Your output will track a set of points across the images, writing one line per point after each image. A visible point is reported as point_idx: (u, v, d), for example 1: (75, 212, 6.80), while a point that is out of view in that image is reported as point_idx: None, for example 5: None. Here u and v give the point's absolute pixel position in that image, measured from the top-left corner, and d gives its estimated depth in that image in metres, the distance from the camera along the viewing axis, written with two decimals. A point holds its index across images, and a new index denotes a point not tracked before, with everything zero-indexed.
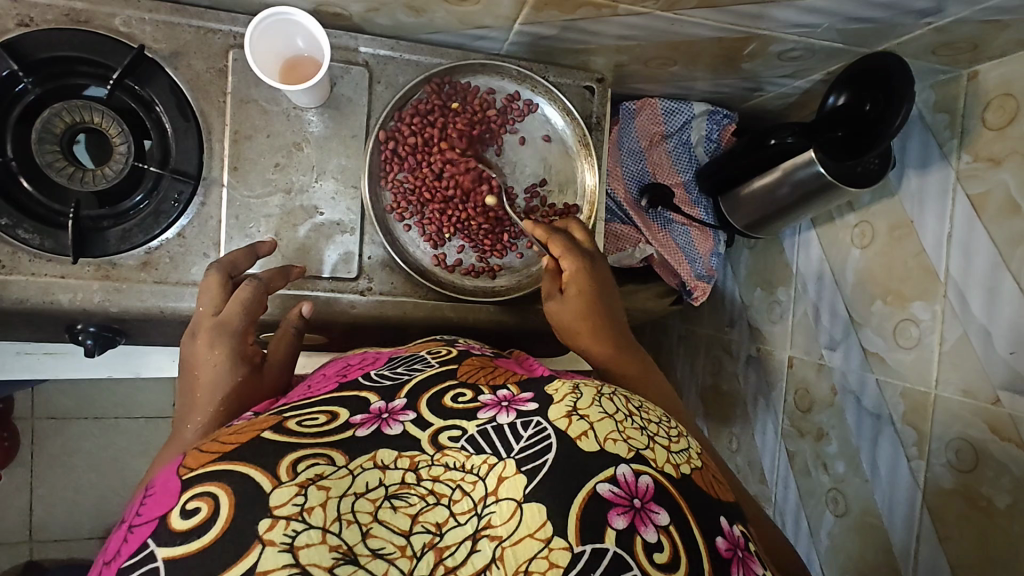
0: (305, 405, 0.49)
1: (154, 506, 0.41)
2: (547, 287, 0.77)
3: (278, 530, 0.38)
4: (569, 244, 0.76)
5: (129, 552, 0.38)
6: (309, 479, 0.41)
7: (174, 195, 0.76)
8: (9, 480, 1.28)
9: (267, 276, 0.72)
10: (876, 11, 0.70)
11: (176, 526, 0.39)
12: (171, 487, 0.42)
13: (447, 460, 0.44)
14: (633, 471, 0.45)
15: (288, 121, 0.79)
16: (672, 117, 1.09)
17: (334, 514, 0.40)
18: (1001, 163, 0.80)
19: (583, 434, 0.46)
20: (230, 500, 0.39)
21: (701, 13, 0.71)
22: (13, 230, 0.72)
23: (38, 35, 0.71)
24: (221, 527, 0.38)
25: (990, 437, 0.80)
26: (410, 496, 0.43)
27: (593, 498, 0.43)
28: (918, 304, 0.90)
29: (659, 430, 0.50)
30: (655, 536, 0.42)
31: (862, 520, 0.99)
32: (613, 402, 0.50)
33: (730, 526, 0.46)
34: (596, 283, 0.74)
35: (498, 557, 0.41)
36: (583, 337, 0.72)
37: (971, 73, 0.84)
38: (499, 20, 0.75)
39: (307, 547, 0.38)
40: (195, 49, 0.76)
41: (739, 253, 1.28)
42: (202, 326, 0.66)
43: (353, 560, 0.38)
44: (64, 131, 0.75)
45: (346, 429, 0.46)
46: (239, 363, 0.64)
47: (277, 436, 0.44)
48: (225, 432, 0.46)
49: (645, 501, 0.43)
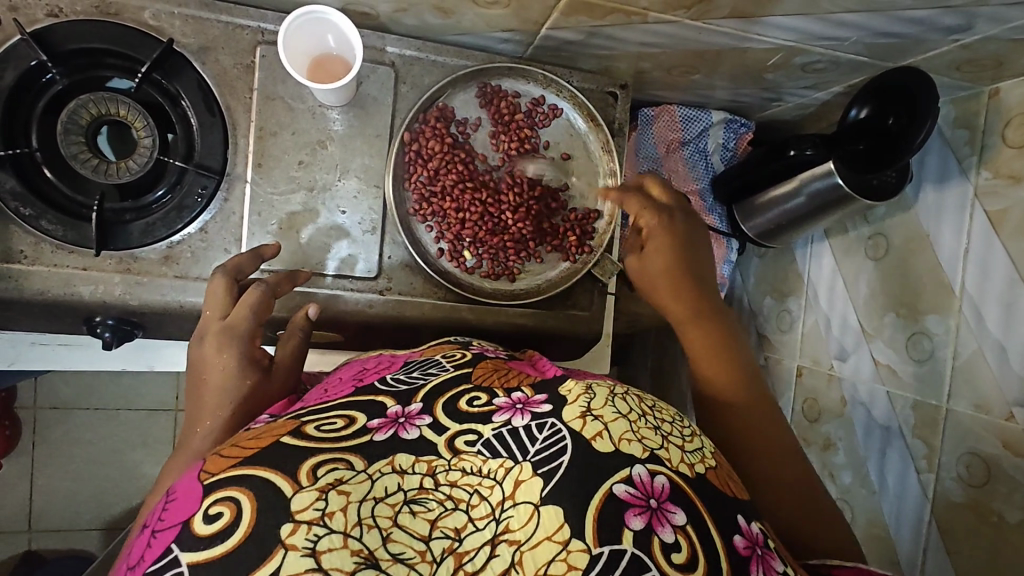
0: (325, 409, 0.49)
1: (176, 511, 0.40)
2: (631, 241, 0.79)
3: (300, 535, 0.38)
4: (646, 200, 0.76)
5: (154, 557, 0.38)
6: (329, 483, 0.41)
7: (197, 189, 0.76)
8: (11, 469, 1.28)
9: (273, 281, 0.72)
10: (906, 26, 0.70)
11: (200, 530, 0.38)
12: (193, 491, 0.41)
13: (464, 465, 0.44)
14: (648, 471, 0.45)
15: (313, 119, 0.79)
16: (690, 124, 1.09)
17: (354, 518, 0.39)
18: (1022, 180, 0.80)
19: (598, 434, 0.46)
20: (253, 504, 0.39)
21: (731, 23, 0.71)
22: (36, 220, 0.72)
23: (68, 27, 0.71)
24: (244, 532, 0.38)
25: (1003, 453, 0.81)
26: (428, 501, 0.42)
27: (610, 498, 0.43)
28: (932, 318, 0.90)
29: (673, 429, 0.50)
30: (672, 536, 0.42)
31: (868, 531, 0.99)
32: (626, 402, 0.50)
33: (748, 525, 0.46)
34: (681, 241, 0.74)
35: (517, 562, 0.40)
36: (665, 295, 0.73)
37: (993, 90, 0.84)
38: (527, 24, 0.76)
39: (329, 552, 0.37)
40: (223, 45, 0.76)
41: (749, 261, 1.29)
42: (209, 331, 0.66)
43: (374, 565, 0.38)
44: (89, 123, 0.75)
45: (363, 434, 0.46)
46: (248, 367, 0.64)
47: (297, 441, 0.43)
48: (245, 437, 0.46)
49: (661, 501, 0.44)
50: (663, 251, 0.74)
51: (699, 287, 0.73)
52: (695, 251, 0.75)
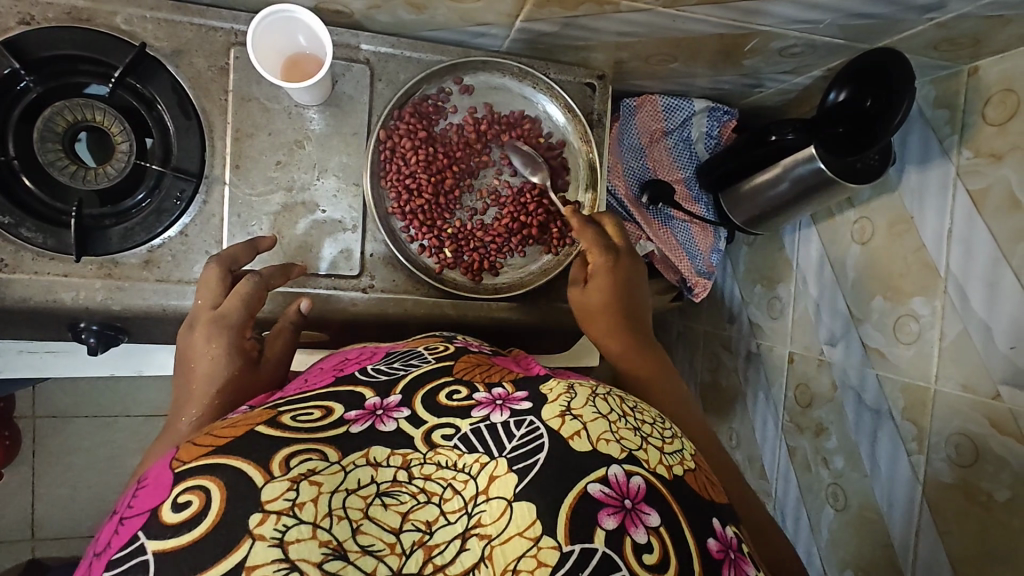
0: (301, 399, 0.49)
1: (146, 499, 0.41)
2: (575, 271, 0.79)
3: (268, 525, 0.38)
4: (598, 239, 0.75)
5: (120, 544, 0.38)
6: (302, 474, 0.41)
7: (176, 193, 0.76)
8: (10, 478, 1.28)
9: (267, 273, 0.73)
10: (880, 6, 0.70)
11: (168, 519, 0.38)
12: (164, 479, 0.41)
13: (439, 459, 0.44)
14: (624, 472, 0.45)
15: (290, 119, 0.79)
16: (672, 114, 1.09)
17: (325, 509, 0.40)
18: (1002, 159, 0.80)
19: (576, 433, 0.46)
20: (222, 493, 0.39)
21: (703, 9, 0.71)
22: (15, 228, 0.72)
23: (41, 34, 0.71)
24: (211, 521, 0.38)
25: (989, 431, 0.80)
26: (401, 494, 0.42)
27: (583, 498, 0.43)
28: (918, 300, 0.90)
29: (653, 431, 0.50)
30: (644, 536, 0.42)
31: (861, 515, 0.99)
32: (607, 403, 0.50)
33: (723, 529, 0.46)
34: (621, 280, 0.75)
35: (487, 556, 0.40)
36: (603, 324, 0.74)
37: (972, 69, 0.84)
38: (501, 17, 0.75)
39: (296, 543, 0.37)
40: (197, 47, 0.76)
41: (738, 249, 1.29)
42: (199, 320, 0.66)
43: (342, 556, 0.38)
44: (66, 129, 0.75)
45: (340, 425, 0.45)
46: (236, 356, 0.64)
47: (272, 431, 0.43)
48: (220, 425, 0.46)
49: (636, 502, 0.43)
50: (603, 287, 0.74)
51: (632, 326, 0.74)
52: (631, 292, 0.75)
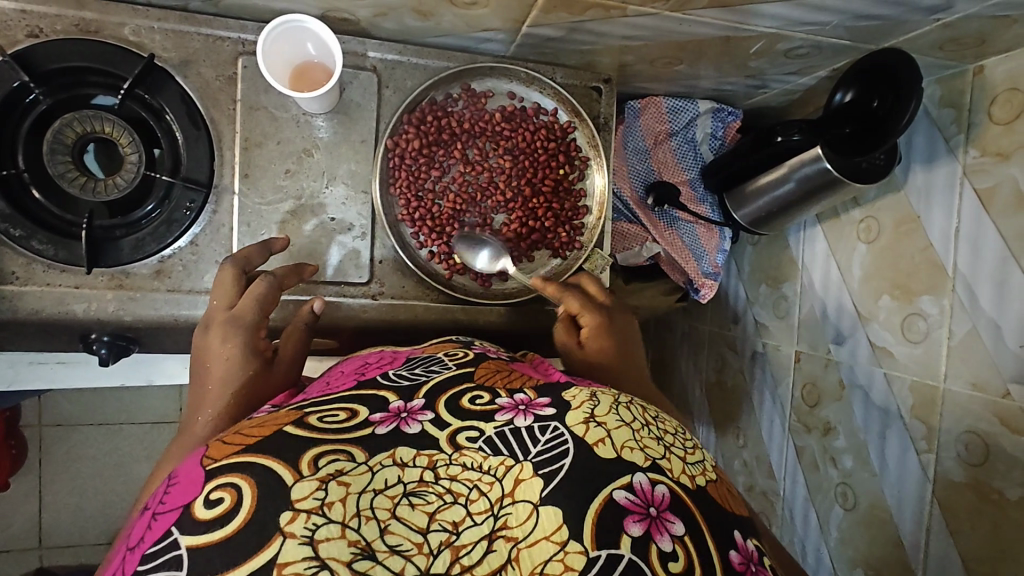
0: (326, 401, 0.49)
1: (177, 495, 0.41)
2: (561, 337, 0.76)
3: (298, 523, 0.38)
4: (586, 300, 0.77)
5: (153, 539, 0.38)
6: (329, 474, 0.41)
7: (185, 204, 0.76)
8: (18, 486, 1.28)
9: (282, 275, 0.73)
10: (886, 8, 0.70)
11: (200, 515, 0.39)
12: (195, 475, 0.42)
13: (465, 460, 0.44)
14: (649, 480, 0.45)
15: (298, 127, 0.79)
16: (676, 116, 1.09)
17: (353, 509, 0.40)
18: (1009, 158, 0.80)
19: (601, 441, 0.46)
20: (253, 491, 0.39)
21: (710, 13, 0.71)
22: (27, 241, 0.72)
23: (48, 48, 0.71)
24: (243, 518, 0.38)
25: (999, 429, 0.81)
26: (427, 495, 0.42)
27: (609, 504, 0.43)
28: (926, 299, 0.90)
29: (675, 441, 0.50)
30: (670, 545, 0.42)
31: (871, 514, 0.99)
32: (630, 411, 0.51)
33: (744, 541, 0.46)
34: (616, 339, 0.74)
35: (514, 558, 0.40)
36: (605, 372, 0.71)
37: (977, 68, 0.84)
38: (507, 23, 0.75)
39: (327, 541, 0.37)
40: (204, 57, 0.76)
41: (743, 249, 1.29)
42: (214, 321, 0.67)
43: (371, 556, 0.38)
44: (75, 141, 0.75)
45: (366, 427, 0.46)
46: (253, 356, 0.64)
47: (301, 431, 0.44)
48: (248, 425, 0.46)
49: (661, 510, 0.43)
50: (601, 343, 0.73)
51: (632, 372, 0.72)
52: (624, 346, 0.74)
